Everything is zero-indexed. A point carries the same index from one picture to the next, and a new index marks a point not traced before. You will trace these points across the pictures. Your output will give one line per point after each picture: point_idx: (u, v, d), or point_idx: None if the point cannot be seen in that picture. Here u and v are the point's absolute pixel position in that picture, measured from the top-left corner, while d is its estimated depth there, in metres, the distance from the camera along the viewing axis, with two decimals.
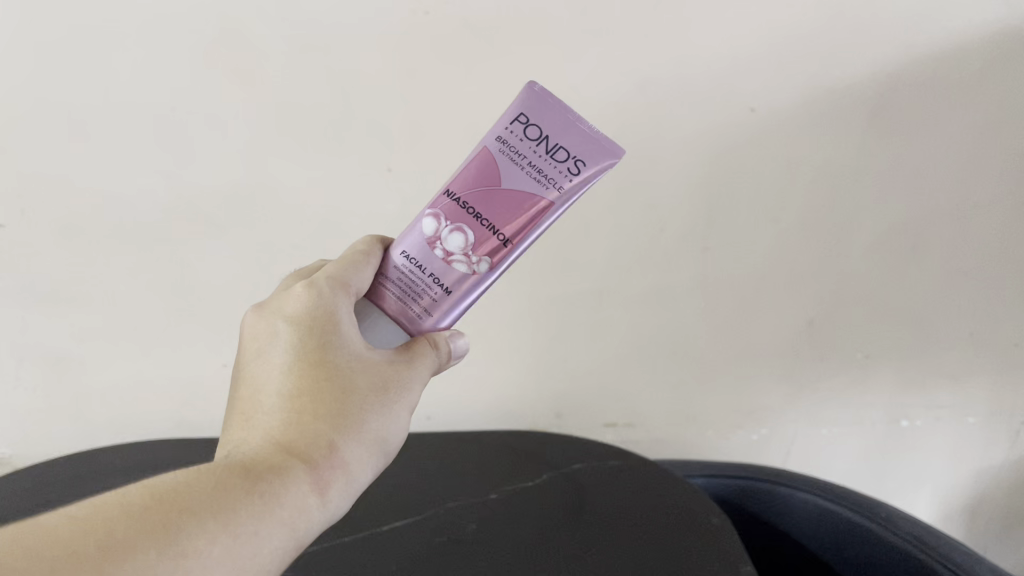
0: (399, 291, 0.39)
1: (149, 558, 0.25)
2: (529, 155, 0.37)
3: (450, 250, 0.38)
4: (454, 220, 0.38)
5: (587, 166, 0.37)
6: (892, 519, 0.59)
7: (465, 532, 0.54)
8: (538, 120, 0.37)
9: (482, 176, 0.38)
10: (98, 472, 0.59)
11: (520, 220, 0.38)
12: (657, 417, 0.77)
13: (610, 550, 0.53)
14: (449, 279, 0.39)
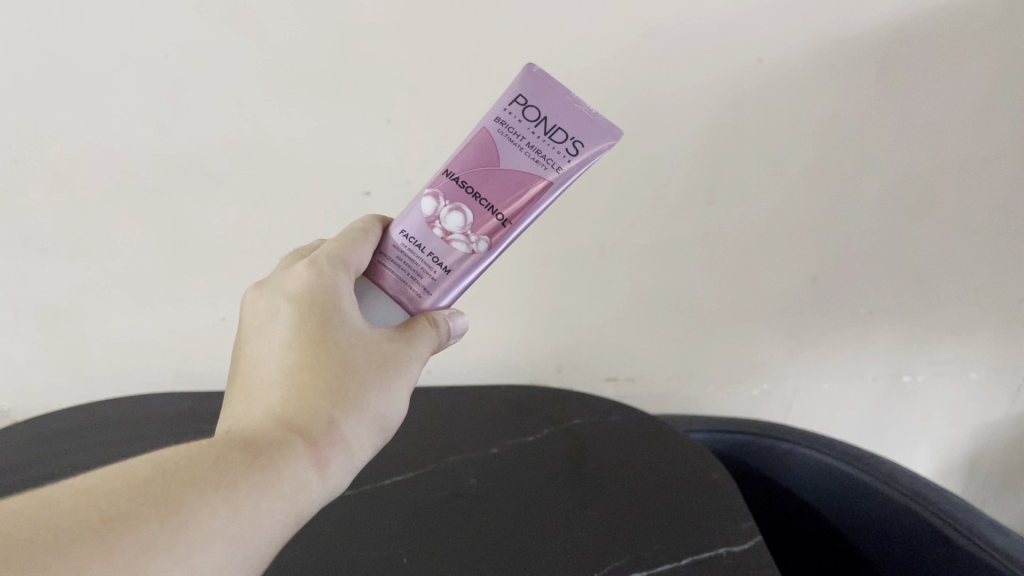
0: (399, 270, 0.39)
1: (151, 530, 0.25)
2: (527, 136, 0.37)
3: (449, 229, 0.38)
4: (453, 200, 0.38)
5: (586, 147, 0.36)
6: (892, 474, 0.59)
7: (466, 488, 0.55)
8: (537, 102, 0.36)
9: (480, 157, 0.37)
10: (101, 426, 0.59)
11: (519, 202, 0.37)
12: (657, 371, 0.77)
13: (611, 505, 0.53)
14: (449, 260, 0.38)
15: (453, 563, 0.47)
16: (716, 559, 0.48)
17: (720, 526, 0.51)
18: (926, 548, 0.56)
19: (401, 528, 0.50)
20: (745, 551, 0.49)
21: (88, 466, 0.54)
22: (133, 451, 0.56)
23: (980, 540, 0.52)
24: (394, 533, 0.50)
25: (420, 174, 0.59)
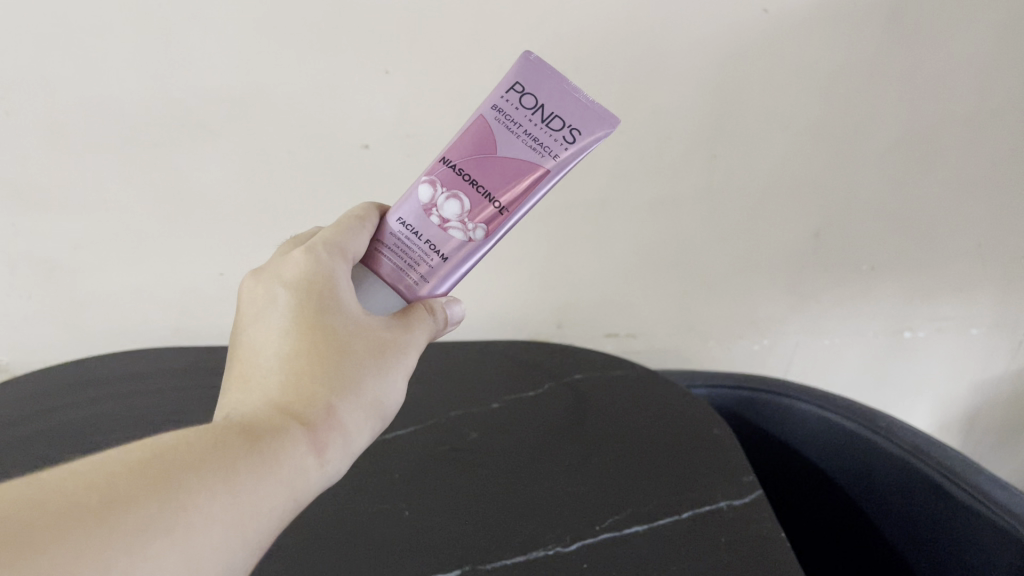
0: (396, 257, 0.39)
1: (150, 511, 0.24)
2: (524, 124, 0.36)
3: (446, 217, 0.38)
4: (450, 187, 0.37)
5: (583, 135, 0.36)
6: (891, 429, 0.59)
7: (467, 441, 0.55)
8: (534, 89, 0.36)
9: (476, 145, 0.37)
10: (100, 381, 0.59)
11: (516, 191, 0.37)
12: (657, 326, 0.77)
13: (612, 459, 0.53)
14: (446, 248, 0.38)
15: (455, 516, 0.47)
16: (716, 514, 0.48)
17: (720, 480, 0.51)
18: (925, 503, 0.56)
19: (403, 482, 0.50)
20: (746, 506, 0.49)
21: (87, 421, 0.54)
22: (132, 406, 0.56)
23: (980, 495, 0.52)
24: (396, 487, 0.50)
25: (420, 129, 0.58)
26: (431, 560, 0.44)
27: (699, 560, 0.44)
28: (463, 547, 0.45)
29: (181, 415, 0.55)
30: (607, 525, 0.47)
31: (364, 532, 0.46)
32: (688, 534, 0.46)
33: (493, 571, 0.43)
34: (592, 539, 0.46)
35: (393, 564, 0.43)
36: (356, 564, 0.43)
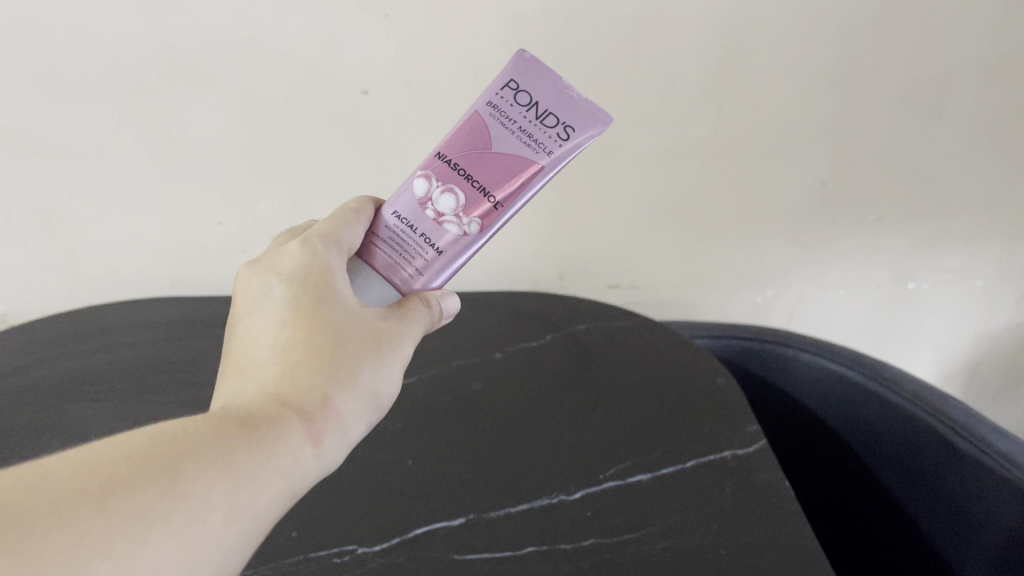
0: (390, 250, 0.38)
1: (149, 498, 0.23)
2: (518, 120, 0.36)
3: (441, 210, 0.37)
4: (445, 181, 0.37)
5: (576, 132, 0.36)
6: (895, 379, 0.59)
7: (471, 392, 0.55)
8: (528, 87, 0.36)
9: (471, 140, 0.37)
10: (99, 330, 0.58)
11: (511, 186, 0.36)
12: (660, 277, 0.76)
13: (615, 410, 0.53)
14: (441, 242, 0.37)
15: (459, 465, 0.47)
16: (720, 463, 0.48)
17: (724, 430, 0.51)
18: (927, 453, 0.56)
19: (406, 431, 0.50)
20: (750, 455, 0.49)
21: (88, 372, 0.54)
22: (133, 356, 0.56)
23: (982, 444, 0.52)
24: (400, 436, 0.50)
25: (420, 74, 0.57)
26: (435, 509, 0.44)
27: (703, 508, 0.44)
28: (467, 495, 0.45)
29: (182, 365, 0.55)
30: (611, 475, 0.47)
31: (367, 481, 0.46)
32: (691, 483, 0.46)
33: (498, 519, 0.43)
34: (597, 488, 0.46)
35: (397, 513, 0.43)
36: (361, 512, 0.43)
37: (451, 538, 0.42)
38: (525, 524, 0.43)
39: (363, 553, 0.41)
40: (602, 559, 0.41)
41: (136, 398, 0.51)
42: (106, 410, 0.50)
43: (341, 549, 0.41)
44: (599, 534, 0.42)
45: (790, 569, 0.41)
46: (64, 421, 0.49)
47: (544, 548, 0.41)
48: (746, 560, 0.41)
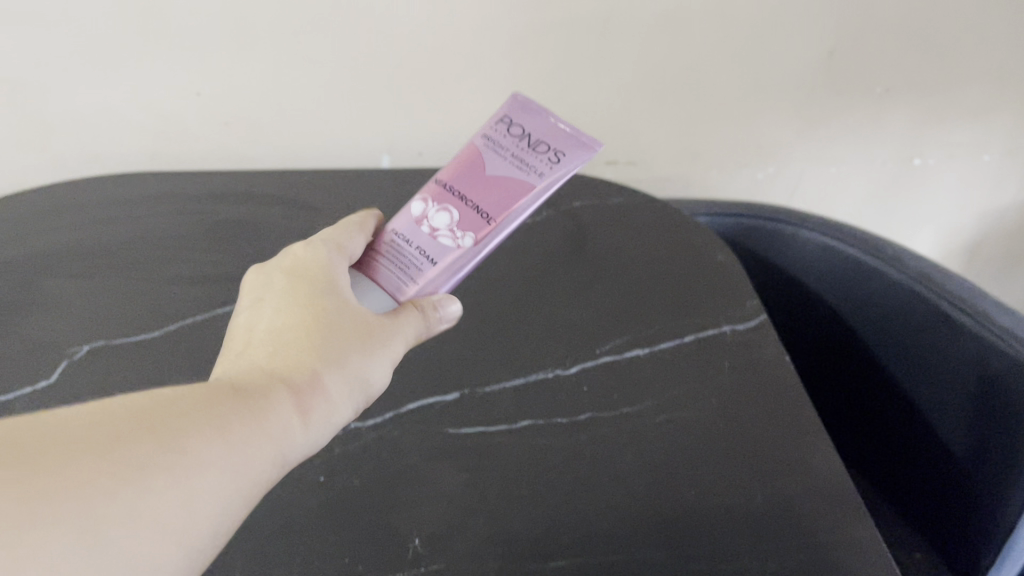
0: (388, 263, 0.36)
1: (149, 452, 0.24)
2: (512, 148, 0.36)
3: (436, 227, 0.36)
4: (442, 201, 0.36)
5: (568, 157, 0.35)
6: (898, 257, 0.56)
7: (464, 269, 0.53)
8: (522, 121, 0.36)
9: (466, 173, 0.37)
10: (77, 205, 0.56)
11: (507, 209, 0.35)
12: (661, 155, 0.73)
13: (612, 287, 0.51)
14: (439, 256, 0.36)
15: (452, 342, 0.46)
16: (718, 339, 0.47)
17: (723, 305, 0.50)
18: (926, 331, 0.54)
19: None
20: (749, 330, 0.48)
21: (67, 249, 0.52)
22: (114, 233, 0.54)
23: (985, 322, 0.50)
24: None
25: None
26: (428, 384, 0.43)
27: (701, 385, 0.43)
28: (460, 372, 0.44)
29: (165, 242, 0.53)
30: (607, 350, 0.46)
31: None
32: (688, 359, 0.45)
33: (492, 394, 0.42)
34: (592, 364, 0.45)
35: (390, 388, 0.43)
36: None
37: (445, 414, 0.41)
38: (521, 399, 0.42)
39: (356, 429, 0.40)
40: (598, 431, 0.40)
41: (119, 275, 0.50)
42: (86, 293, 0.48)
43: None
44: (595, 408, 0.42)
45: (787, 443, 0.40)
46: (46, 298, 0.48)
47: (539, 422, 0.41)
48: (744, 434, 0.40)
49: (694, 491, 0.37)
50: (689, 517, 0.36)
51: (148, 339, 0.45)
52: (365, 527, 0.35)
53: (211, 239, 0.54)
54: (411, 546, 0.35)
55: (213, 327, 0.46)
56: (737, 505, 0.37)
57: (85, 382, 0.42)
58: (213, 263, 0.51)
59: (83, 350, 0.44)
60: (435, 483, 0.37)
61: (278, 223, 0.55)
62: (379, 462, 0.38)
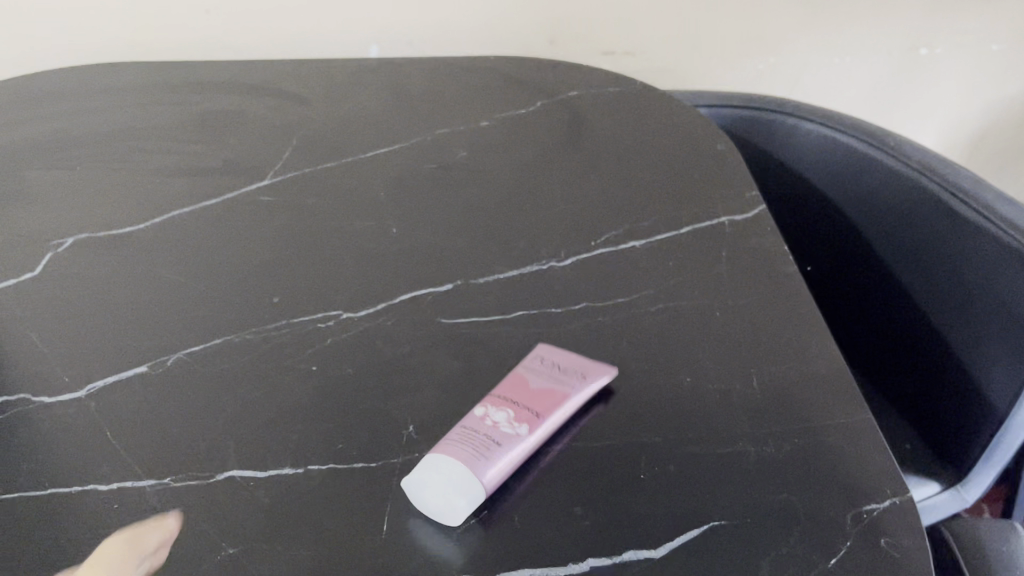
0: (460, 442, 0.32)
1: None
2: (548, 371, 0.36)
3: (497, 420, 0.33)
4: (500, 404, 0.34)
5: (594, 374, 0.36)
6: (898, 145, 0.55)
7: (456, 160, 0.51)
8: (554, 357, 0.37)
9: (509, 389, 0.35)
10: (56, 97, 0.54)
11: (557, 412, 0.34)
12: (660, 45, 0.70)
13: (609, 178, 0.50)
14: (506, 442, 0.32)
15: (445, 233, 0.45)
16: (717, 229, 0.46)
17: (721, 195, 0.49)
18: (925, 220, 0.53)
19: (389, 199, 0.47)
20: (748, 220, 0.47)
21: (48, 139, 0.51)
22: (95, 124, 0.52)
23: (984, 209, 0.49)
24: (382, 203, 0.47)
25: None
26: (421, 275, 0.42)
27: (697, 274, 0.43)
28: (454, 263, 0.43)
29: (147, 133, 0.52)
30: (603, 242, 0.45)
31: (350, 247, 0.44)
32: (686, 249, 0.44)
33: (486, 285, 0.42)
34: (588, 255, 0.44)
35: (382, 278, 0.42)
36: (343, 278, 0.42)
37: (438, 303, 0.41)
38: (516, 290, 0.42)
39: (349, 319, 0.39)
40: (593, 322, 0.40)
41: (102, 167, 0.49)
42: (66, 189, 0.47)
43: (325, 315, 0.40)
44: (589, 298, 0.41)
45: (784, 331, 0.40)
46: (27, 190, 0.47)
47: (535, 313, 0.40)
48: (742, 323, 0.40)
49: (690, 378, 0.37)
50: (685, 403, 0.36)
51: (135, 233, 0.44)
52: (359, 413, 0.35)
53: (195, 131, 0.52)
54: (405, 432, 0.34)
55: (200, 220, 0.45)
56: (732, 391, 0.37)
57: (71, 273, 0.41)
58: (198, 155, 0.50)
59: (69, 241, 0.43)
60: (429, 372, 0.37)
61: (263, 114, 0.54)
62: (372, 351, 0.38)
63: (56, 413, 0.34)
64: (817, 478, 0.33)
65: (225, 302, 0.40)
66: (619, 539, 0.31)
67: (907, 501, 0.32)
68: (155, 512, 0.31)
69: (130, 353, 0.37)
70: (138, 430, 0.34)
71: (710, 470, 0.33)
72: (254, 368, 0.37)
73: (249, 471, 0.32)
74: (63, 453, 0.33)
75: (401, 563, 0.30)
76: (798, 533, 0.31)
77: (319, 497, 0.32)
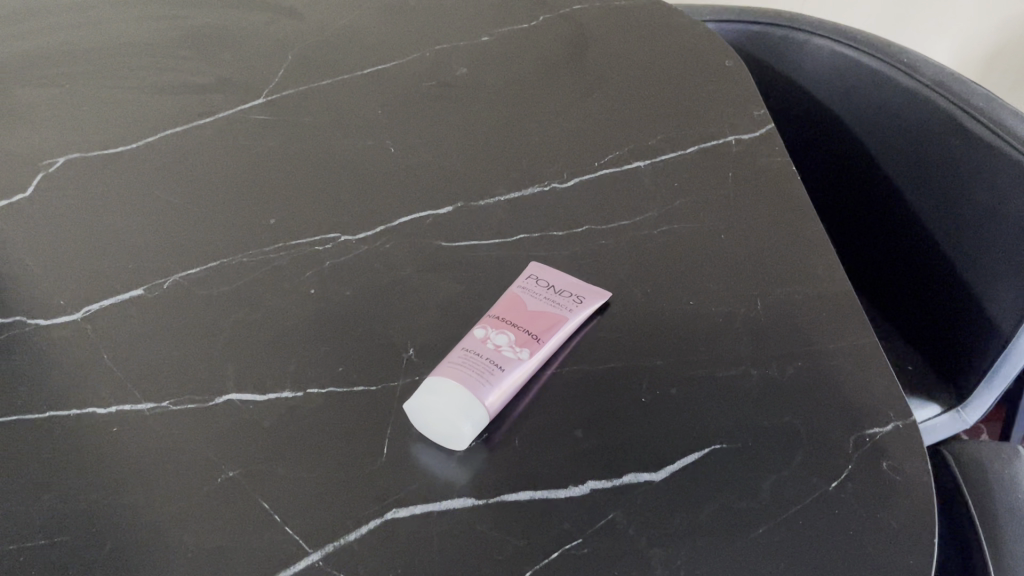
0: (462, 364, 0.31)
1: None
2: (543, 292, 0.36)
3: (497, 343, 0.33)
4: (498, 325, 0.34)
5: (588, 298, 0.36)
6: (911, 62, 0.53)
7: (457, 77, 0.49)
8: (549, 278, 0.37)
9: (506, 309, 0.35)
10: (42, 11, 0.52)
11: (555, 335, 0.34)
12: None
13: (613, 95, 0.49)
14: (506, 364, 0.32)
15: (444, 153, 0.44)
16: (723, 149, 0.45)
17: (729, 113, 0.47)
18: (937, 140, 0.52)
19: (386, 117, 0.46)
20: (755, 140, 0.45)
21: (35, 56, 0.49)
22: (83, 39, 0.50)
23: (999, 128, 0.48)
24: (379, 121, 0.46)
25: None
26: (420, 195, 0.41)
27: (702, 195, 0.42)
28: (454, 185, 0.42)
29: (137, 48, 0.50)
30: (607, 163, 0.44)
31: (347, 167, 0.43)
32: (691, 169, 0.43)
33: (486, 207, 0.41)
34: (591, 176, 0.43)
35: (380, 199, 0.41)
36: (340, 199, 0.41)
37: (438, 225, 0.40)
38: (517, 211, 0.41)
39: (347, 241, 0.39)
40: (595, 244, 0.39)
41: (92, 84, 0.47)
42: (55, 108, 0.45)
43: (323, 237, 0.39)
44: (592, 220, 0.40)
45: (789, 252, 0.39)
46: (16, 109, 0.45)
47: (535, 236, 0.39)
48: (747, 245, 0.39)
49: (693, 302, 0.37)
50: (689, 327, 0.36)
51: (127, 152, 0.43)
52: (359, 336, 0.35)
53: (186, 46, 0.50)
54: (406, 355, 0.34)
55: (193, 139, 0.44)
56: (737, 314, 0.36)
57: (64, 195, 0.40)
58: (190, 71, 0.48)
59: (59, 162, 0.42)
60: (429, 294, 0.37)
61: (256, 28, 0.52)
62: (371, 274, 0.37)
63: (51, 336, 0.34)
64: (820, 402, 0.33)
65: (221, 223, 0.39)
66: (620, 462, 0.31)
67: (910, 424, 0.32)
68: (155, 435, 0.31)
69: (125, 276, 0.36)
70: (135, 354, 0.33)
71: (713, 393, 0.33)
72: (252, 291, 0.36)
73: (248, 395, 0.32)
74: (61, 376, 0.33)
75: (403, 486, 0.30)
76: (800, 455, 0.31)
77: (320, 420, 0.32)
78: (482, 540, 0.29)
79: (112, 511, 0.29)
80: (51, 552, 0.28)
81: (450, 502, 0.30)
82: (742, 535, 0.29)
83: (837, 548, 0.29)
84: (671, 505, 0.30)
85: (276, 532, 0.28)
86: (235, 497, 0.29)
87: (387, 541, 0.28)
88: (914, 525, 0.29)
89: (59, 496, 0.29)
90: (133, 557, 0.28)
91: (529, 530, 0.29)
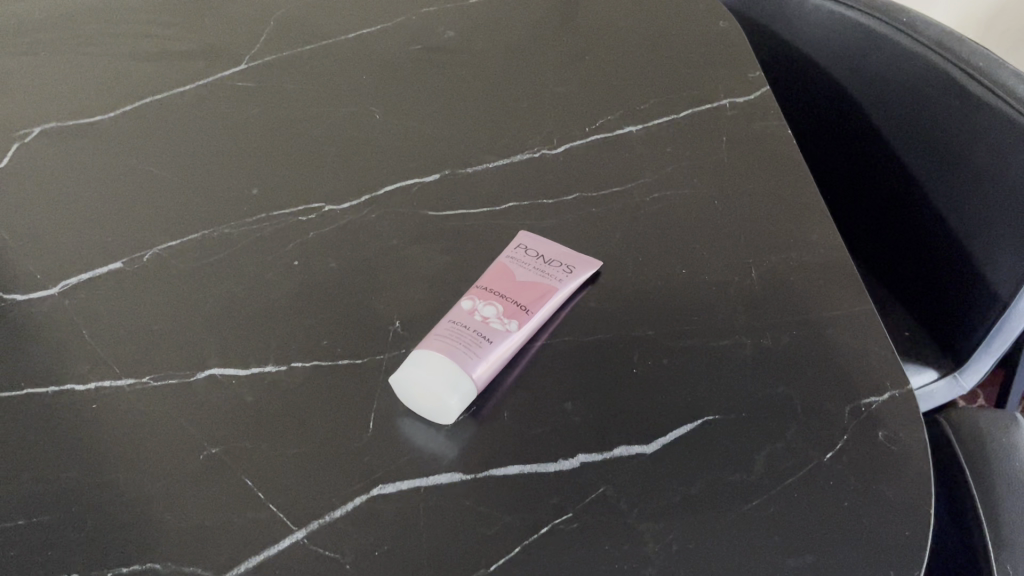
0: (449, 337, 0.31)
1: None
2: (532, 263, 0.35)
3: (485, 315, 0.32)
4: (486, 296, 0.33)
5: (580, 268, 0.35)
6: (909, 21, 0.52)
7: (444, 40, 0.48)
8: (538, 248, 0.36)
9: (494, 280, 0.34)
10: None
11: (545, 306, 0.33)
12: None
13: (605, 58, 0.47)
14: (494, 337, 0.31)
15: (432, 119, 0.43)
16: (717, 112, 0.44)
17: (723, 75, 0.46)
18: (935, 101, 0.50)
19: (371, 83, 0.45)
20: (750, 103, 0.44)
21: (11, 22, 0.48)
22: (60, 3, 0.49)
23: (996, 88, 0.47)
24: (365, 87, 0.45)
25: None
26: (406, 163, 0.40)
27: (695, 160, 0.41)
28: (442, 152, 0.41)
29: (114, 13, 0.49)
30: (598, 128, 0.43)
31: (332, 135, 0.42)
32: (684, 134, 0.42)
33: (474, 175, 0.40)
34: (581, 141, 0.42)
35: (365, 167, 0.40)
36: (325, 168, 0.40)
37: (424, 194, 0.39)
38: (505, 179, 0.40)
39: (332, 211, 0.38)
40: (585, 212, 0.38)
41: (68, 52, 0.46)
42: (31, 77, 0.44)
43: (306, 207, 0.38)
44: (582, 188, 0.39)
45: (784, 218, 0.38)
46: None
47: (525, 204, 0.39)
48: (741, 211, 0.38)
49: (686, 270, 0.36)
50: (681, 295, 0.35)
51: (105, 121, 0.42)
52: (344, 309, 0.34)
53: (165, 10, 0.49)
54: (392, 328, 0.33)
55: (173, 107, 0.43)
56: (730, 283, 0.35)
57: (40, 166, 0.39)
58: (169, 37, 0.47)
59: (35, 132, 0.41)
60: (415, 265, 0.36)
61: None
62: (356, 244, 0.36)
63: (28, 311, 0.33)
64: (815, 372, 0.32)
65: (202, 194, 0.38)
66: (611, 434, 0.30)
67: (907, 393, 0.32)
68: (136, 412, 0.30)
69: (104, 249, 0.36)
70: (115, 328, 0.33)
71: (706, 364, 0.32)
72: (234, 263, 0.35)
73: (231, 370, 0.31)
74: (39, 352, 0.32)
75: (390, 462, 0.29)
76: (794, 426, 0.31)
77: (304, 395, 0.31)
78: (471, 516, 0.28)
79: (93, 490, 0.28)
80: (30, 533, 0.27)
81: (437, 478, 0.29)
82: (736, 508, 0.29)
83: (831, 521, 0.28)
84: (663, 479, 0.29)
85: (259, 509, 0.28)
86: (219, 475, 0.29)
87: (374, 518, 0.28)
88: (909, 496, 0.29)
89: (39, 474, 0.29)
90: (115, 536, 0.27)
91: (518, 506, 0.28)
